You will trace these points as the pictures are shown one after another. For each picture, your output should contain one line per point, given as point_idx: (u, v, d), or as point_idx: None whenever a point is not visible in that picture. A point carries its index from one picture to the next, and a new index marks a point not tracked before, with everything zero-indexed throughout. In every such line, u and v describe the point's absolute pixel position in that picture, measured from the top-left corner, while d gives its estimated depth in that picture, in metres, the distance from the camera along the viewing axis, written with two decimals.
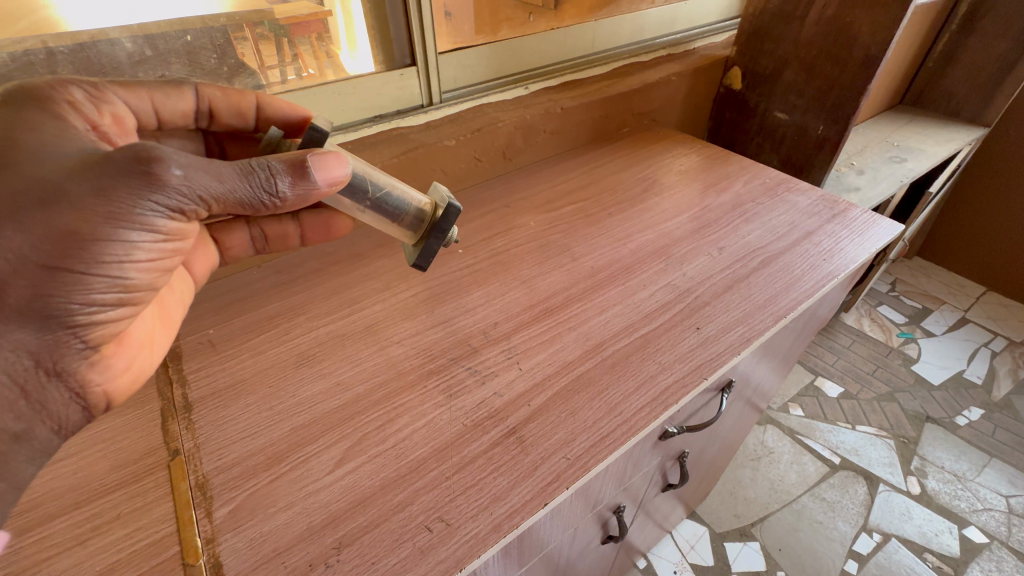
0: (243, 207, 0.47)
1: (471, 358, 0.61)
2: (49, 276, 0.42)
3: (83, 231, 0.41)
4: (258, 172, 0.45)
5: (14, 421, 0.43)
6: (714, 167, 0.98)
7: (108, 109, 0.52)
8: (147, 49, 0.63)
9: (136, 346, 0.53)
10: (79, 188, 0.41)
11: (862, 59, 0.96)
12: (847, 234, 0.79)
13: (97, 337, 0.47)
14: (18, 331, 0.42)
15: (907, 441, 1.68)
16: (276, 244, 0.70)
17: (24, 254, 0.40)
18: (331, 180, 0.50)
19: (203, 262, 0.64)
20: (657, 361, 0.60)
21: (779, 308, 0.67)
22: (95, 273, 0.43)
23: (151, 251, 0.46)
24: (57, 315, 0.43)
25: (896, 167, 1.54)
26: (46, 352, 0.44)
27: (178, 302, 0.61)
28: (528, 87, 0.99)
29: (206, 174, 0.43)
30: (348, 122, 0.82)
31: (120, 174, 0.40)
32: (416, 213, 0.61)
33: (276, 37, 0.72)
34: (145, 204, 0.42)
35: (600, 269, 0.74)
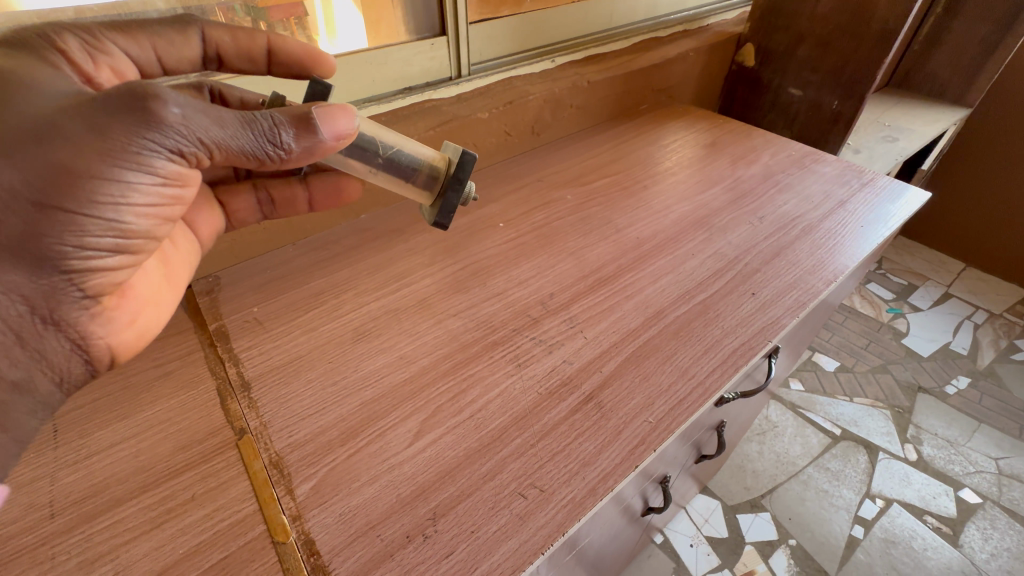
0: (246, 157, 0.44)
1: (533, 329, 0.60)
2: (43, 214, 0.39)
3: (76, 167, 0.38)
4: (259, 122, 0.42)
5: (11, 369, 0.41)
6: (739, 140, 0.98)
7: (106, 62, 0.49)
8: (179, 11, 0.60)
9: (139, 302, 0.52)
10: (72, 122, 0.38)
11: (879, 33, 0.97)
12: (877, 202, 0.81)
13: (95, 287, 0.44)
14: (9, 274, 0.39)
15: (901, 410, 1.75)
16: (283, 209, 0.66)
17: (15, 188, 0.37)
18: (333, 135, 0.46)
19: (203, 230, 0.61)
20: (719, 326, 0.60)
21: (828, 273, 0.68)
22: (89, 214, 0.40)
23: (148, 195, 0.43)
24: (50, 258, 0.40)
25: (890, 145, 1.58)
26: (41, 298, 0.41)
27: (184, 263, 0.59)
28: (554, 60, 0.97)
29: (204, 117, 0.40)
30: (379, 93, 0.79)
31: (114, 110, 0.38)
32: (431, 169, 0.59)
33: (251, 20, 0.66)
34: (140, 145, 0.39)
35: (646, 240, 0.73)
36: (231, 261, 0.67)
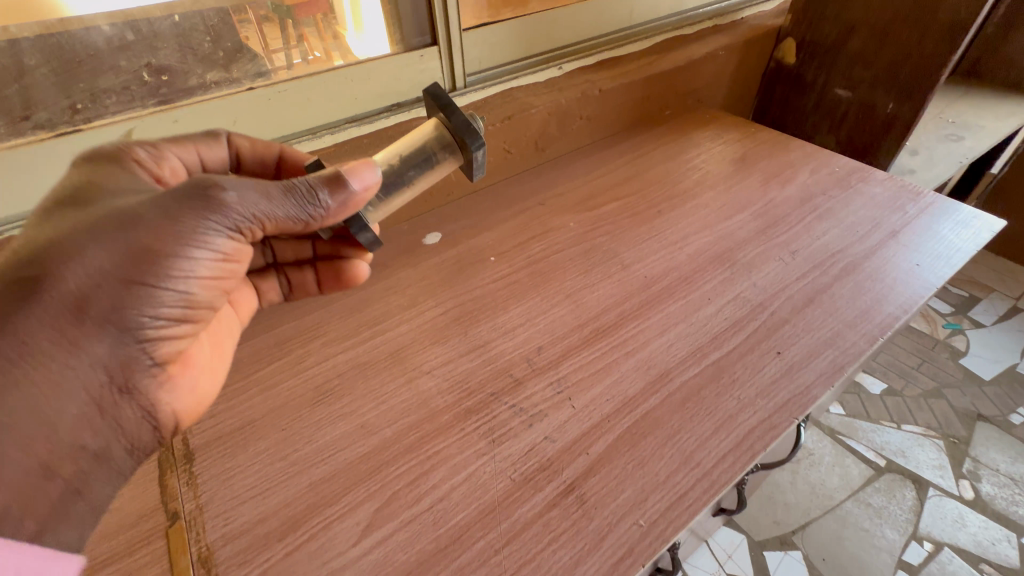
0: (294, 222, 0.44)
1: (514, 393, 0.52)
2: (120, 293, 0.38)
3: (149, 247, 0.38)
4: (299, 187, 0.43)
5: (92, 439, 0.39)
6: (774, 154, 0.86)
7: (167, 163, 0.48)
8: (128, 33, 0.53)
9: (205, 364, 0.50)
10: (145, 210, 0.39)
11: (948, 24, 0.83)
12: (937, 233, 0.69)
13: (165, 352, 0.43)
14: (91, 345, 0.38)
15: (957, 441, 1.57)
16: (306, 290, 0.62)
17: (96, 269, 0.37)
18: (363, 188, 0.45)
19: (244, 306, 0.58)
20: (735, 396, 0.50)
21: (874, 327, 0.56)
22: (160, 286, 0.40)
23: (211, 267, 0.43)
24: (125, 332, 0.39)
25: (954, 145, 1.39)
26: (119, 367, 0.40)
27: (233, 328, 0.55)
28: (562, 66, 0.87)
29: (256, 192, 0.41)
30: (364, 113, 0.71)
31: (182, 197, 0.39)
32: (440, 140, 0.54)
33: (280, 19, 0.63)
34: (206, 222, 0.39)
35: (656, 279, 0.64)
36: None
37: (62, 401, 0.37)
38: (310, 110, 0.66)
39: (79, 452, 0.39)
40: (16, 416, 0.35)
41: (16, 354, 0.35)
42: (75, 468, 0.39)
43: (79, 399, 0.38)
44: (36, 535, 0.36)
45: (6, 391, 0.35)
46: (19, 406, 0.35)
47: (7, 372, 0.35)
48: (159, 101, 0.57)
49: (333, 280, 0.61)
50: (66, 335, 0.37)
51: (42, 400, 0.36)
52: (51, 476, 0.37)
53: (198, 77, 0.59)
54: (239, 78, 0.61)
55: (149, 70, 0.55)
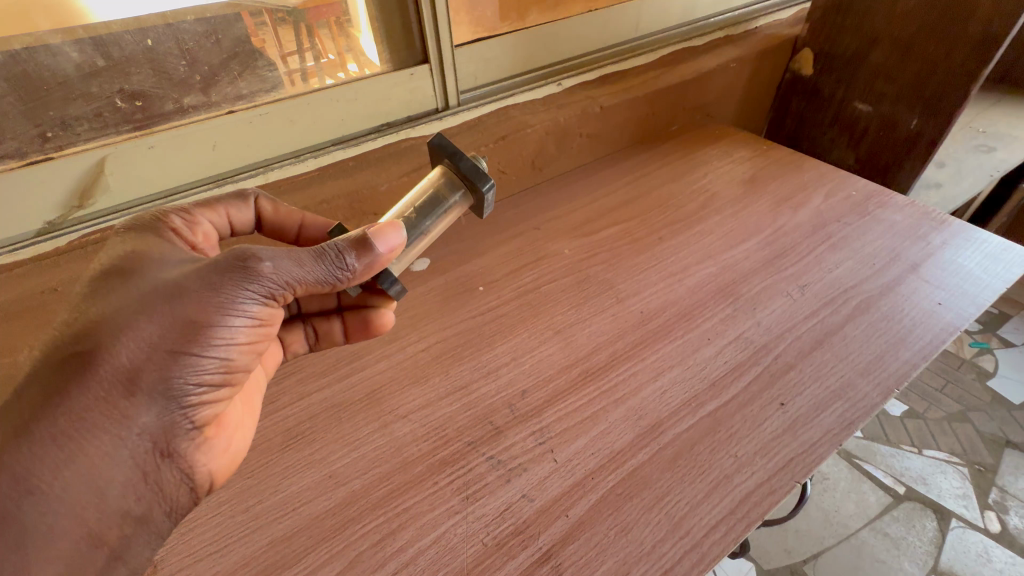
0: (325, 284, 0.43)
1: (493, 443, 0.48)
2: (166, 364, 0.38)
3: (193, 319, 0.38)
4: (329, 252, 0.42)
5: (135, 504, 0.39)
6: (786, 175, 0.81)
7: (201, 229, 0.48)
8: (99, 59, 0.51)
9: (239, 417, 0.47)
10: (189, 282, 0.39)
11: (979, 38, 0.77)
12: (962, 267, 0.63)
13: (208, 415, 0.43)
14: (138, 415, 0.38)
15: (983, 470, 1.46)
16: (332, 340, 0.58)
17: (144, 343, 0.37)
18: (387, 249, 0.45)
19: (268, 359, 0.53)
20: (732, 454, 0.46)
21: (888, 376, 0.52)
22: (202, 354, 0.39)
23: (249, 333, 0.42)
24: (171, 400, 0.39)
25: (985, 157, 1.30)
26: (163, 434, 0.40)
27: (257, 379, 0.52)
28: (561, 82, 0.84)
29: (291, 261, 0.41)
30: (349, 134, 0.68)
31: (223, 269, 0.39)
32: (447, 183, 0.52)
33: (295, 24, 0.61)
34: (243, 293, 0.39)
35: (653, 315, 0.60)
36: None
37: (109, 472, 0.37)
38: (296, 133, 0.64)
39: (126, 519, 0.38)
40: (65, 488, 0.36)
41: (69, 428, 0.36)
42: (121, 534, 0.38)
43: (125, 467, 0.38)
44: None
45: (62, 466, 0.36)
46: (71, 479, 0.36)
47: (61, 447, 0.35)
48: (134, 127, 0.55)
49: (361, 325, 0.57)
50: (113, 407, 0.37)
51: (90, 473, 0.36)
52: (97, 544, 0.37)
53: (174, 102, 0.56)
54: (219, 102, 0.59)
55: (121, 96, 0.53)
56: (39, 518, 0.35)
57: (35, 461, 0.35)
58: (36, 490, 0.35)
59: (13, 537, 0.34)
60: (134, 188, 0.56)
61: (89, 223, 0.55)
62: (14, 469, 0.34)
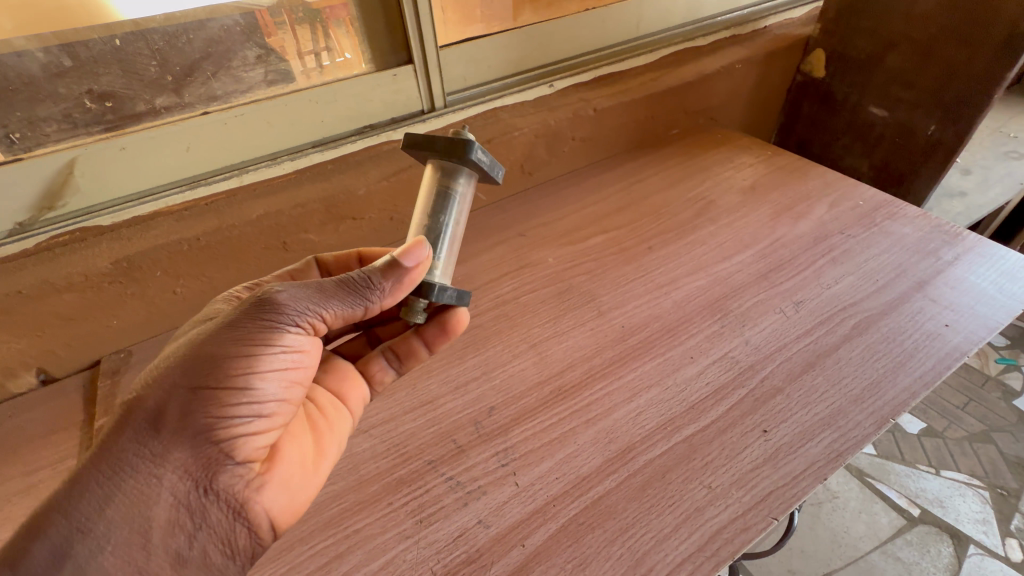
0: (354, 305, 0.42)
1: (453, 463, 0.46)
2: (198, 399, 0.37)
3: (218, 353, 0.38)
4: (350, 280, 0.42)
5: (185, 543, 0.36)
6: (789, 183, 0.77)
7: None
8: (66, 59, 0.51)
9: (301, 456, 0.43)
10: (215, 326, 0.39)
11: (1003, 40, 0.71)
12: (974, 285, 0.59)
13: (252, 452, 0.40)
14: (174, 451, 0.36)
15: (1006, 494, 1.32)
16: (417, 355, 0.53)
17: (176, 384, 0.37)
18: (415, 261, 0.43)
19: (352, 397, 0.50)
20: (706, 484, 0.43)
21: (883, 404, 0.48)
22: (235, 387, 0.38)
23: (285, 365, 0.41)
24: (207, 436, 0.37)
25: (1015, 165, 1.23)
26: (202, 470, 0.37)
27: (341, 424, 0.47)
28: (553, 84, 0.81)
29: (309, 291, 0.41)
30: (331, 135, 0.67)
31: (244, 307, 0.40)
32: (444, 173, 0.48)
33: (310, 25, 0.62)
34: (271, 323, 0.39)
35: (634, 330, 0.57)
36: (149, 333, 0.62)
37: (150, 509, 0.35)
38: (275, 135, 0.63)
39: (174, 559, 0.35)
40: (108, 528, 0.34)
41: (111, 470, 0.35)
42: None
43: (167, 503, 0.36)
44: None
45: (104, 507, 0.34)
46: (115, 520, 0.34)
47: (104, 487, 0.35)
48: (104, 128, 0.55)
49: (439, 330, 0.52)
50: (151, 446, 0.36)
51: (130, 513, 0.35)
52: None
53: (146, 103, 0.56)
54: (192, 103, 0.58)
55: (90, 97, 0.53)
56: (90, 558, 0.33)
57: (83, 502, 0.34)
58: (84, 530, 0.34)
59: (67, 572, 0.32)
60: (103, 190, 0.56)
61: (59, 226, 0.55)
62: (64, 512, 0.34)
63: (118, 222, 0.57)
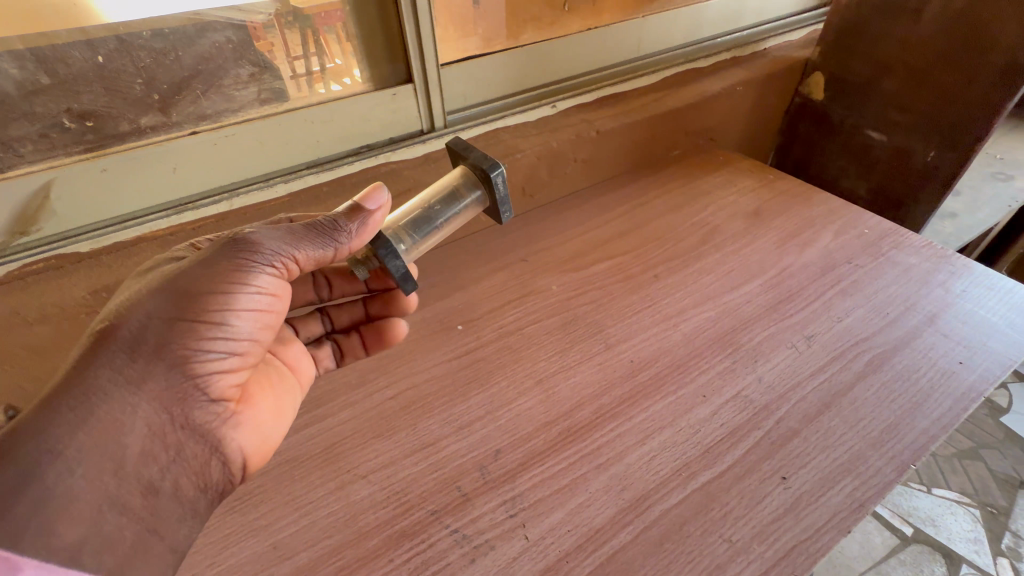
0: (322, 249, 0.44)
1: (458, 513, 0.43)
2: (172, 332, 0.39)
3: (194, 290, 0.39)
4: (318, 223, 0.44)
5: (159, 474, 0.39)
6: (793, 209, 0.76)
7: None
8: (43, 76, 0.47)
9: (270, 403, 0.47)
10: (189, 263, 0.41)
11: (1003, 68, 0.70)
12: (984, 320, 0.58)
13: (224, 388, 0.43)
14: (149, 382, 0.38)
15: (996, 512, 1.31)
16: (360, 349, 0.57)
17: (150, 318, 0.39)
18: (377, 205, 0.47)
19: (302, 372, 0.53)
20: (726, 538, 0.41)
21: (903, 448, 0.46)
22: (209, 322, 0.40)
23: (259, 306, 0.43)
24: (180, 368, 0.39)
25: (1004, 186, 1.23)
26: (175, 405, 0.39)
27: (295, 385, 0.51)
28: (556, 104, 0.79)
29: (281, 234, 0.43)
30: (325, 156, 0.64)
31: (217, 247, 0.41)
32: (465, 182, 0.54)
33: (297, 30, 0.58)
34: (245, 262, 0.41)
35: (643, 365, 0.55)
36: None
37: (122, 438, 0.37)
38: (268, 155, 0.60)
39: (147, 488, 0.38)
40: (81, 453, 0.35)
41: (85, 397, 0.36)
42: (146, 505, 0.38)
43: (141, 436, 0.38)
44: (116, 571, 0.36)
45: (75, 432, 0.35)
46: (88, 445, 0.36)
47: (76, 412, 0.36)
48: (84, 148, 0.52)
49: (376, 338, 0.56)
50: (127, 374, 0.37)
51: (105, 440, 0.36)
52: (122, 510, 0.37)
53: (130, 122, 0.53)
54: (180, 122, 0.55)
55: (69, 115, 0.50)
56: (59, 480, 0.34)
57: (53, 428, 0.35)
58: (54, 452, 0.35)
59: (35, 497, 0.33)
60: (80, 213, 0.52)
61: (34, 252, 0.52)
62: (36, 435, 0.34)
63: (97, 248, 0.53)
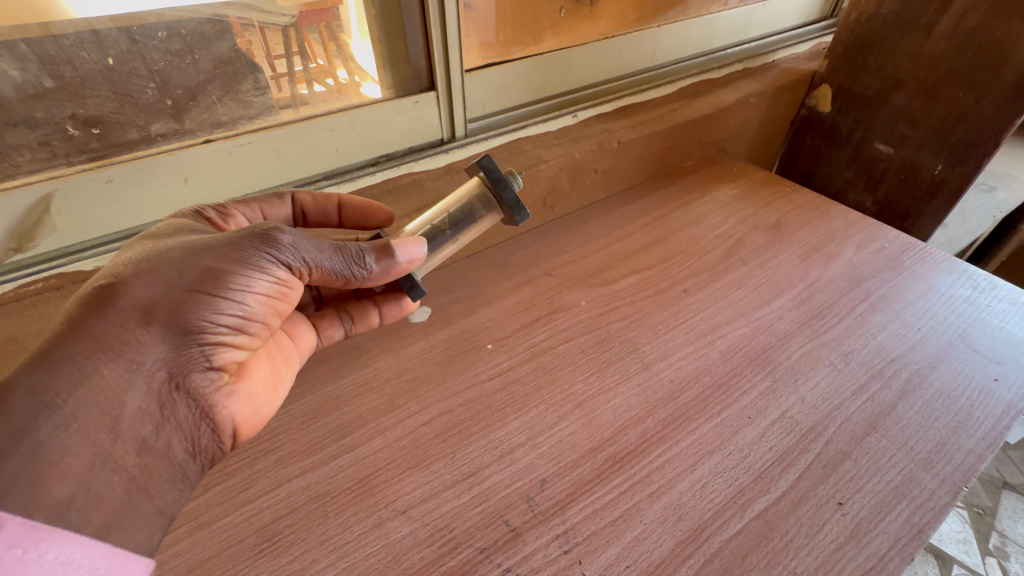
0: (342, 271, 0.44)
1: (508, 551, 0.41)
2: (184, 301, 0.37)
3: (215, 267, 0.38)
4: (350, 248, 0.44)
5: (153, 434, 0.37)
6: (812, 222, 0.76)
7: (235, 221, 0.48)
8: (46, 79, 0.43)
9: (262, 378, 0.47)
10: (215, 238, 0.39)
11: (1012, 87, 0.71)
12: (1015, 336, 0.58)
13: (224, 362, 0.41)
14: (153, 341, 0.36)
15: (982, 512, 1.21)
16: (368, 320, 0.58)
17: (165, 283, 0.37)
18: (411, 258, 0.47)
19: (302, 341, 0.54)
20: (790, 570, 0.40)
21: (954, 470, 0.46)
22: (221, 299, 0.39)
23: (271, 296, 0.42)
24: (186, 337, 0.38)
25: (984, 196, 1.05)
26: (177, 369, 0.38)
27: (291, 355, 0.52)
28: (576, 114, 0.78)
29: (310, 243, 0.42)
30: (342, 166, 0.61)
31: (246, 233, 0.40)
32: (482, 197, 0.52)
33: (285, 28, 0.52)
34: (267, 255, 0.40)
35: (683, 386, 0.53)
36: None
37: (122, 395, 0.35)
38: (286, 166, 0.57)
39: (141, 445, 0.36)
40: (76, 408, 0.33)
41: (87, 347, 0.34)
42: (138, 463, 0.36)
43: (141, 393, 0.36)
44: (104, 531, 0.34)
45: (75, 385, 0.34)
46: (84, 400, 0.34)
47: (78, 366, 0.34)
48: (88, 158, 0.48)
49: (394, 305, 0.59)
50: (131, 331, 0.36)
51: (104, 395, 0.35)
52: (115, 468, 0.35)
53: (140, 129, 0.49)
54: (193, 129, 0.52)
55: (74, 122, 0.46)
56: (54, 436, 0.32)
57: (51, 377, 0.33)
58: (50, 406, 0.33)
59: (24, 451, 0.31)
60: (83, 227, 0.48)
61: (29, 271, 0.47)
62: (28, 388, 0.32)
63: (101, 265, 0.49)
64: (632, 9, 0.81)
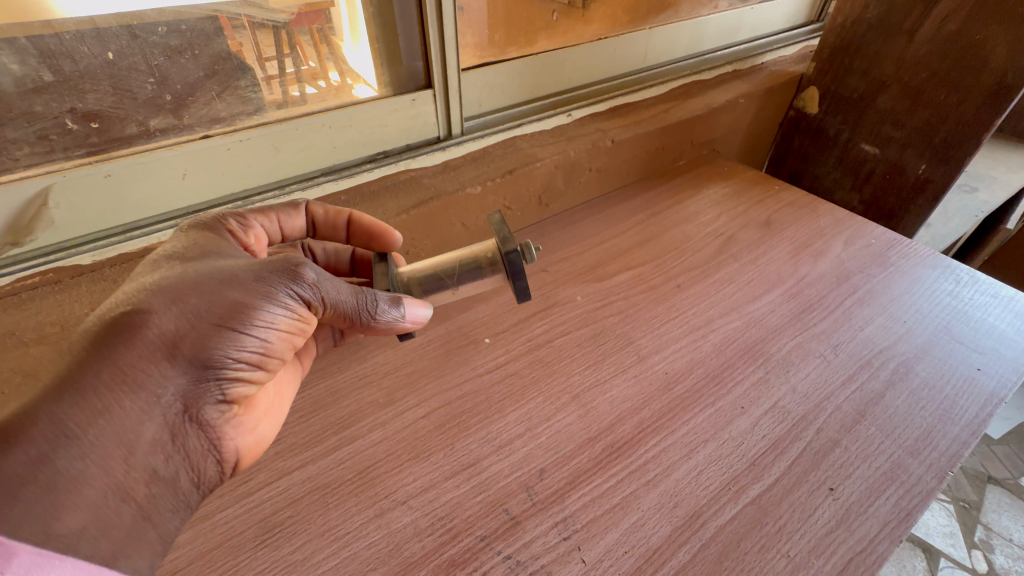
0: (357, 317, 0.44)
1: (508, 539, 0.41)
2: (206, 335, 0.37)
3: (239, 301, 0.38)
4: (368, 296, 0.44)
5: (164, 465, 0.37)
6: (801, 219, 0.78)
7: (253, 233, 0.48)
8: (46, 73, 0.43)
9: (269, 403, 0.47)
10: (243, 270, 0.39)
11: (992, 87, 0.73)
12: (999, 329, 0.60)
13: (238, 394, 0.41)
14: (171, 375, 0.36)
15: (967, 506, 1.24)
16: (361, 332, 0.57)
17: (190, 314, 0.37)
18: (416, 320, 0.49)
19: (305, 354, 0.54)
20: (785, 553, 0.41)
21: (940, 456, 0.47)
22: (241, 334, 0.39)
23: (289, 331, 0.42)
24: (203, 370, 0.38)
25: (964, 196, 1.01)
26: (191, 400, 0.38)
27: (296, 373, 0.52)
28: (571, 113, 0.79)
29: (333, 283, 0.43)
30: (341, 163, 0.62)
31: (274, 266, 0.40)
32: (491, 259, 0.51)
33: (274, 29, 0.52)
34: (289, 291, 0.40)
35: (678, 377, 0.54)
36: None
37: (138, 426, 0.35)
38: (287, 161, 0.57)
39: (151, 476, 0.36)
40: (95, 441, 0.33)
41: (108, 379, 0.34)
42: (147, 493, 0.35)
43: (155, 424, 0.36)
44: None
45: (95, 417, 0.33)
46: (103, 433, 0.33)
47: (98, 399, 0.33)
48: (88, 152, 0.48)
49: None
50: (150, 362, 0.35)
51: (120, 425, 0.34)
52: (125, 498, 0.34)
53: (138, 124, 0.49)
54: (191, 125, 0.52)
55: (72, 116, 0.46)
56: (71, 465, 0.32)
57: (72, 408, 0.32)
58: (68, 438, 0.32)
59: (41, 480, 0.30)
60: (82, 221, 0.48)
61: (28, 265, 0.47)
62: (46, 417, 0.31)
63: (99, 259, 0.49)
64: (625, 11, 0.83)
